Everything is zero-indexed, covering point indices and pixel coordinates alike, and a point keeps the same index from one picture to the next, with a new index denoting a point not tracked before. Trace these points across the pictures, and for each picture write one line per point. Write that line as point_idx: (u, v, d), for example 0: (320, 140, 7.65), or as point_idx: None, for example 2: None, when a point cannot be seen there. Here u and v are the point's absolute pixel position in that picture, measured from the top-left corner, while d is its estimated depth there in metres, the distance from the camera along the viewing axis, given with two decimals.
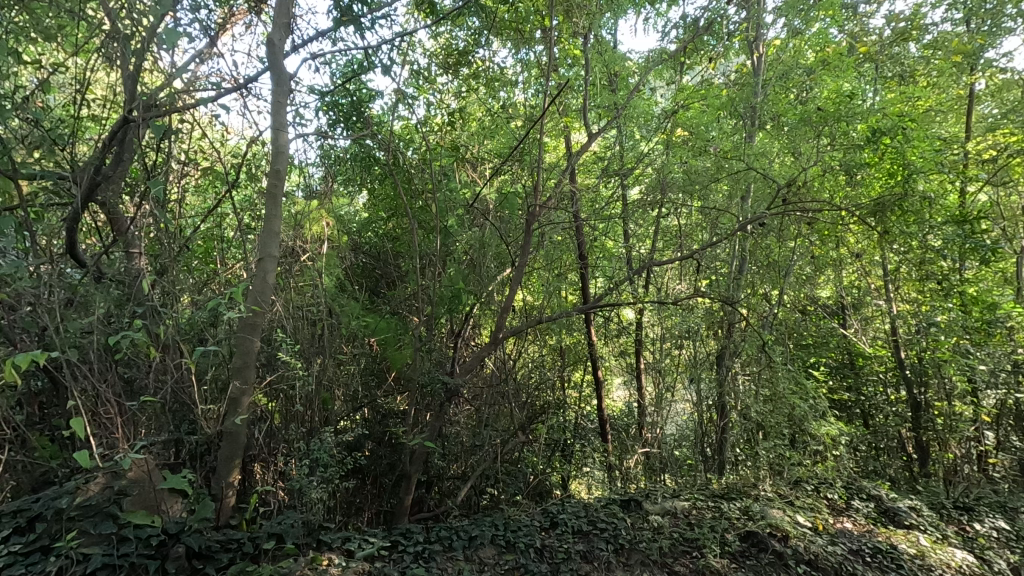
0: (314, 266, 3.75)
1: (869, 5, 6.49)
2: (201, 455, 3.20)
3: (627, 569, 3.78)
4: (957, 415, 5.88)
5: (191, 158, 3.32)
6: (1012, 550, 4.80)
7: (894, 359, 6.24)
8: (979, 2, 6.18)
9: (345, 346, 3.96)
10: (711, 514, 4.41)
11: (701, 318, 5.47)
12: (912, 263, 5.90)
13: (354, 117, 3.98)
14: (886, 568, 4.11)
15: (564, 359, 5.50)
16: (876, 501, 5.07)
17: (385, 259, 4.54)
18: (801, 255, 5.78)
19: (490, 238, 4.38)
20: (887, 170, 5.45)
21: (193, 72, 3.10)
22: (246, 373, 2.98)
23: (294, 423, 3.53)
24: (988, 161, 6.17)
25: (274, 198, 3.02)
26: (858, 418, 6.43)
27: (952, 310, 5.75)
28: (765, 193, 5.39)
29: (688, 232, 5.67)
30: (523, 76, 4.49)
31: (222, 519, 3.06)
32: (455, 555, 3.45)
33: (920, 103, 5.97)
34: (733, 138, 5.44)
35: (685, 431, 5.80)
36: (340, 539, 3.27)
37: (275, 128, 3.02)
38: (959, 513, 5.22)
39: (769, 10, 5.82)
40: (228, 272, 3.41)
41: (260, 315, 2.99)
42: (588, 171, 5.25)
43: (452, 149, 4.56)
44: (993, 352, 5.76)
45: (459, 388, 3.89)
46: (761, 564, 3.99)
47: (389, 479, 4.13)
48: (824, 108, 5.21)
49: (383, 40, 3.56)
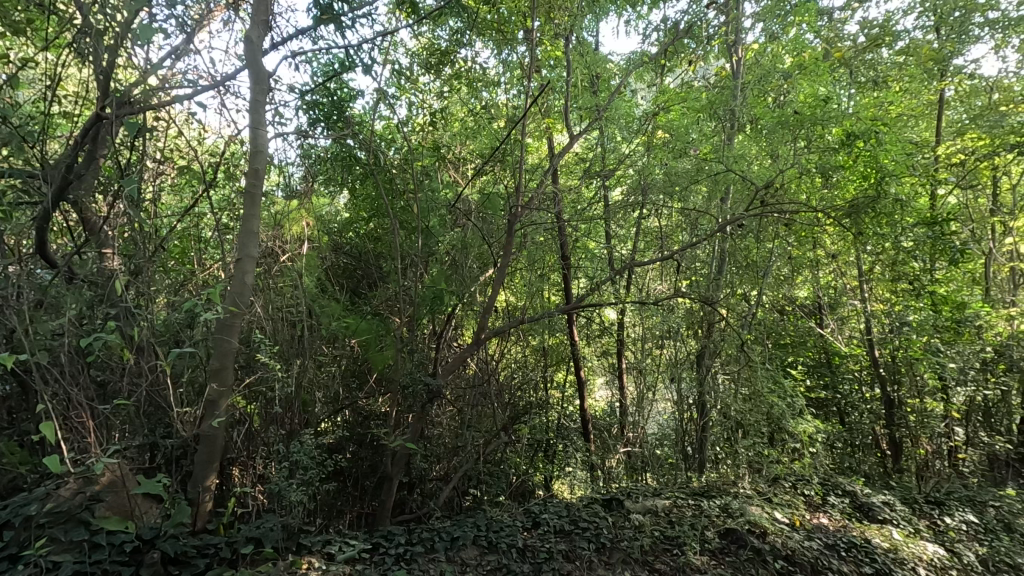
0: (294, 267, 3.69)
1: (843, 12, 6.70)
2: (177, 460, 3.13)
3: (608, 568, 3.79)
4: (929, 412, 6.03)
5: (167, 157, 3.26)
6: (980, 542, 4.94)
7: (870, 358, 6.36)
8: (949, 10, 6.36)
9: (326, 347, 3.92)
10: (691, 512, 4.45)
11: (681, 318, 5.64)
12: (885, 264, 6.02)
13: (335, 117, 3.88)
14: (861, 562, 4.17)
15: (547, 360, 5.61)
16: (851, 497, 5.16)
17: (367, 260, 4.49)
18: (779, 255, 5.86)
19: (472, 238, 4.51)
20: (862, 173, 5.55)
21: (168, 68, 3.04)
22: (223, 375, 2.92)
23: (274, 426, 3.49)
24: (957, 165, 6.39)
25: (252, 198, 2.98)
26: (835, 415, 6.60)
27: (923, 310, 5.92)
28: (744, 194, 5.47)
29: (668, 233, 5.70)
30: (506, 76, 4.56)
31: (200, 524, 2.99)
32: (437, 557, 3.44)
33: (893, 108, 6.15)
34: (711, 140, 5.60)
35: (666, 430, 5.90)
36: (320, 542, 3.25)
37: (254, 125, 2.98)
38: (930, 508, 5.34)
39: (746, 16, 5.93)
40: (205, 272, 3.37)
41: (237, 315, 2.93)
42: (570, 172, 5.37)
43: (433, 148, 4.45)
44: (962, 352, 5.90)
45: (441, 389, 3.90)
46: (740, 560, 4.03)
47: (371, 480, 4.12)
48: (801, 113, 5.24)
49: (365, 40, 3.53)
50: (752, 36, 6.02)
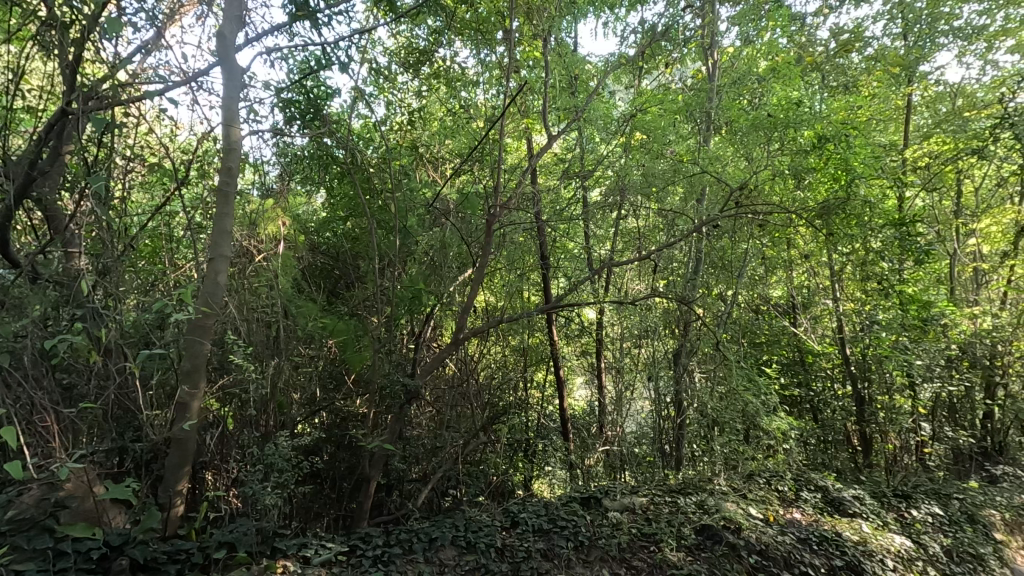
0: (269, 267, 3.60)
1: (815, 19, 6.99)
2: (146, 464, 3.06)
3: (587, 565, 3.82)
4: (896, 408, 6.16)
5: (137, 154, 3.18)
6: (945, 533, 5.08)
7: (841, 355, 6.46)
8: (914, 18, 6.63)
9: (302, 348, 3.85)
10: (668, 509, 4.51)
11: (658, 317, 5.76)
12: (855, 264, 6.16)
13: (311, 116, 3.78)
14: (832, 555, 4.24)
15: (527, 360, 5.65)
16: (824, 491, 5.25)
17: (345, 260, 4.42)
18: (754, 255, 5.96)
19: (451, 238, 4.44)
20: (832, 175, 5.68)
21: (138, 64, 2.97)
22: (195, 377, 2.86)
23: (248, 428, 3.43)
24: (922, 169, 6.67)
25: (225, 196, 2.92)
26: (808, 412, 6.83)
27: (892, 309, 6.04)
28: (719, 195, 5.54)
29: (646, 233, 5.78)
30: (485, 76, 4.54)
31: (170, 529, 2.93)
32: (415, 558, 3.42)
33: (863, 112, 6.32)
34: (688, 142, 5.73)
35: (645, 428, 6.01)
36: (296, 546, 3.19)
37: (226, 123, 2.91)
38: (898, 502, 5.44)
39: (722, 19, 6.05)
40: (178, 272, 3.30)
41: (210, 316, 2.87)
42: (550, 173, 5.30)
43: (412, 147, 4.52)
44: (929, 349, 6.04)
45: (420, 389, 3.88)
46: (715, 555, 4.07)
47: (349, 483, 4.09)
48: (775, 115, 5.31)
49: (342, 37, 3.47)
50: (727, 40, 6.13)
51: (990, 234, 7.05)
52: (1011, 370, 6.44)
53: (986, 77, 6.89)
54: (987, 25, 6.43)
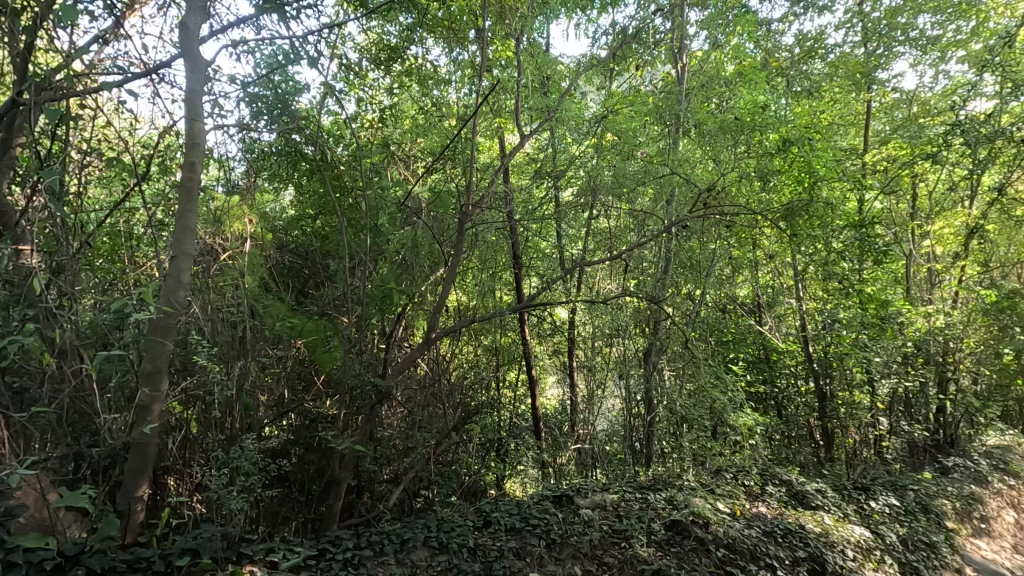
0: (235, 266, 3.49)
1: (781, 24, 7.29)
2: (104, 470, 2.95)
3: (559, 563, 3.85)
4: (857, 404, 6.26)
5: (94, 148, 3.05)
6: (901, 523, 5.25)
7: (804, 353, 6.67)
8: (874, 26, 6.84)
9: (268, 349, 3.75)
10: (639, 505, 4.57)
11: (629, 316, 5.90)
12: (818, 264, 6.38)
13: (280, 111, 3.65)
14: (796, 546, 4.36)
15: (499, 359, 5.65)
16: (788, 485, 5.36)
17: (314, 259, 4.30)
18: (721, 255, 6.11)
19: (422, 237, 4.41)
20: (796, 177, 5.85)
21: (95, 54, 2.86)
22: (156, 379, 2.77)
23: (212, 432, 3.33)
24: (880, 172, 6.92)
25: (189, 192, 2.82)
26: (773, 408, 7.04)
27: (852, 307, 6.23)
28: (688, 198, 5.68)
29: (616, 233, 5.85)
30: (457, 75, 4.55)
31: (130, 536, 2.83)
32: (386, 560, 3.39)
33: (824, 116, 6.56)
34: (658, 144, 5.70)
35: (616, 427, 6.04)
36: (263, 551, 3.12)
37: (189, 117, 2.81)
38: (858, 494, 5.63)
39: (691, 23, 6.16)
40: (138, 271, 3.20)
41: (173, 316, 2.78)
42: (522, 172, 5.43)
43: (383, 144, 4.46)
44: (887, 347, 6.19)
45: (391, 390, 3.82)
46: (684, 550, 4.13)
47: (318, 485, 4.04)
48: (742, 118, 5.45)
49: (310, 31, 3.40)
50: (696, 43, 6.25)
51: (943, 236, 7.37)
52: (962, 366, 6.80)
53: (938, 85, 7.21)
54: (940, 36, 6.69)
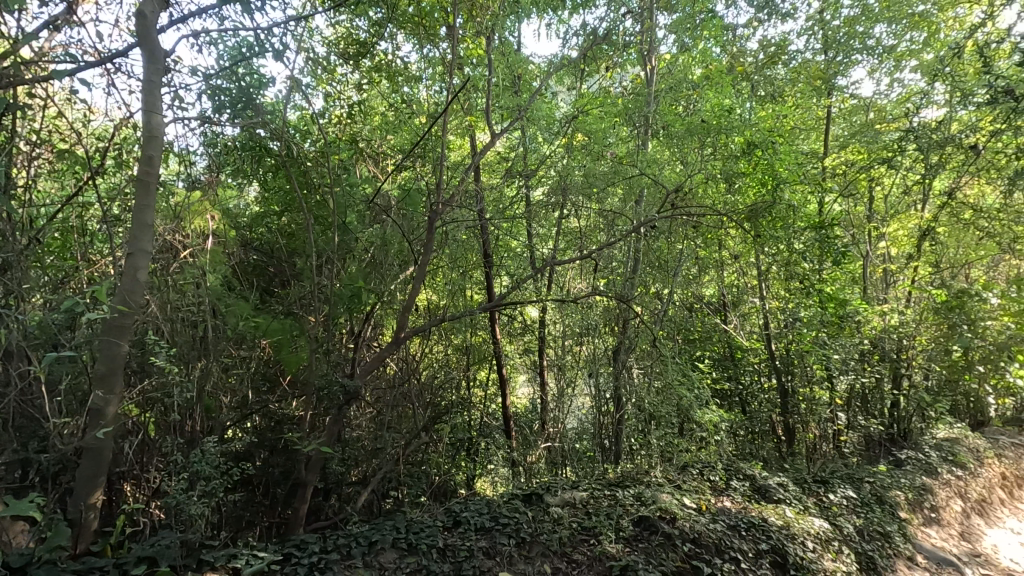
0: (196, 263, 3.38)
1: (747, 29, 7.47)
2: (55, 477, 2.82)
3: (528, 561, 3.87)
4: (816, 400, 6.62)
5: (44, 139, 2.92)
6: (858, 514, 5.45)
7: (767, 350, 6.84)
8: (833, 34, 7.08)
9: (231, 349, 3.64)
10: (607, 502, 4.62)
11: (598, 315, 5.91)
12: (780, 264, 6.58)
13: (243, 104, 3.54)
14: (758, 539, 4.47)
15: (469, 358, 5.63)
16: (751, 480, 5.50)
17: (280, 257, 4.15)
18: (688, 255, 6.24)
19: (391, 235, 4.35)
20: (760, 179, 5.89)
21: (45, 40, 2.73)
22: (111, 381, 2.66)
23: (171, 435, 3.22)
24: (840, 175, 7.19)
25: (146, 186, 2.71)
26: (737, 405, 7.08)
27: (812, 306, 6.48)
28: (657, 199, 5.81)
29: (587, 233, 5.67)
30: (428, 72, 4.58)
31: (82, 545, 2.72)
32: (354, 563, 3.34)
33: (787, 121, 6.77)
34: (628, 145, 5.87)
35: (585, 424, 6.04)
36: (225, 557, 3.03)
37: (147, 109, 2.71)
38: (817, 487, 5.83)
39: (660, 27, 6.24)
40: (91, 269, 3.07)
41: (128, 315, 2.66)
42: (492, 171, 5.43)
43: (351, 141, 4.30)
44: (845, 344, 6.55)
45: (359, 390, 3.75)
46: (652, 545, 4.19)
47: (283, 488, 3.95)
48: (708, 121, 5.63)
49: (276, 23, 3.30)
50: (664, 47, 6.37)
51: (897, 238, 7.63)
52: (914, 362, 7.09)
53: (893, 92, 7.50)
54: (896, 45, 6.96)
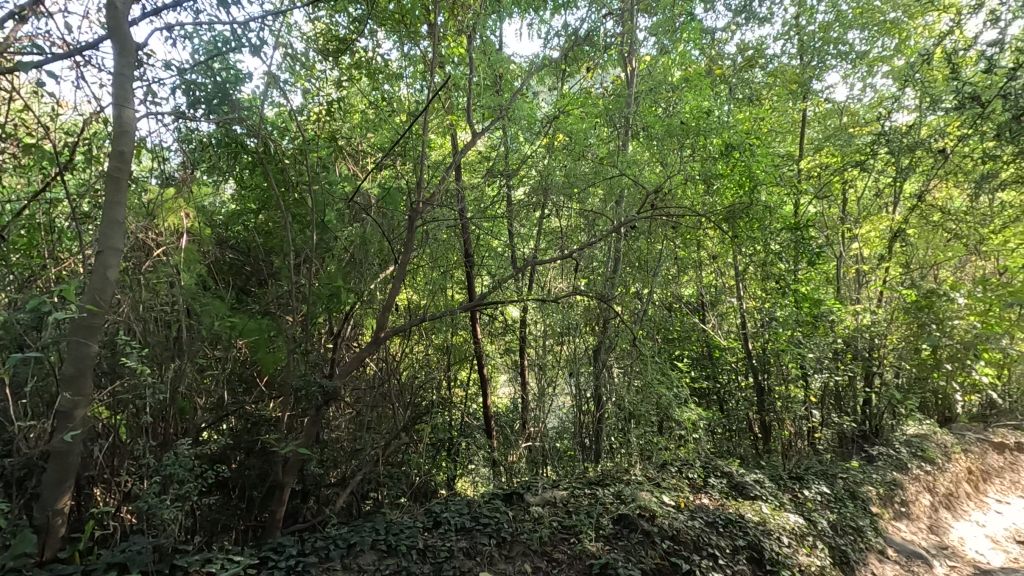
0: (170, 262, 3.30)
1: (725, 33, 7.58)
2: (20, 482, 2.73)
3: (508, 561, 3.86)
4: (792, 399, 6.65)
5: (10, 134, 2.83)
6: (831, 509, 5.57)
7: (744, 349, 6.97)
8: (808, 39, 7.22)
9: (207, 349, 3.56)
10: (587, 500, 4.65)
11: (579, 314, 5.99)
12: (757, 265, 6.68)
13: (219, 100, 3.47)
14: (735, 535, 4.54)
15: (450, 358, 5.61)
16: (729, 477, 5.58)
17: (257, 256, 4.06)
18: (667, 256, 6.31)
19: (371, 233, 4.29)
20: (739, 181, 6.05)
21: (10, 31, 2.64)
22: (79, 382, 2.58)
23: (143, 438, 3.14)
24: (814, 178, 7.35)
25: (116, 182, 2.64)
26: (715, 403, 7.32)
27: (788, 306, 6.54)
28: (636, 198, 5.83)
29: (568, 233, 5.86)
30: (409, 71, 4.50)
31: (48, 552, 2.63)
32: (332, 566, 3.29)
33: (763, 124, 6.90)
34: (608, 145, 5.85)
35: (566, 423, 6.14)
36: (199, 562, 2.96)
37: (117, 103, 2.63)
38: (793, 483, 5.93)
39: (640, 29, 6.27)
40: (60, 267, 2.98)
41: (99, 315, 2.60)
42: (474, 170, 5.39)
43: (330, 138, 4.23)
44: (819, 343, 6.64)
45: (337, 391, 3.69)
46: (631, 543, 4.22)
47: (260, 491, 3.87)
48: (687, 122, 5.69)
49: (253, 18, 3.23)
50: (645, 48, 6.36)
51: (869, 239, 7.70)
52: (885, 361, 7.29)
53: (866, 97, 7.69)
54: (868, 52, 7.17)
